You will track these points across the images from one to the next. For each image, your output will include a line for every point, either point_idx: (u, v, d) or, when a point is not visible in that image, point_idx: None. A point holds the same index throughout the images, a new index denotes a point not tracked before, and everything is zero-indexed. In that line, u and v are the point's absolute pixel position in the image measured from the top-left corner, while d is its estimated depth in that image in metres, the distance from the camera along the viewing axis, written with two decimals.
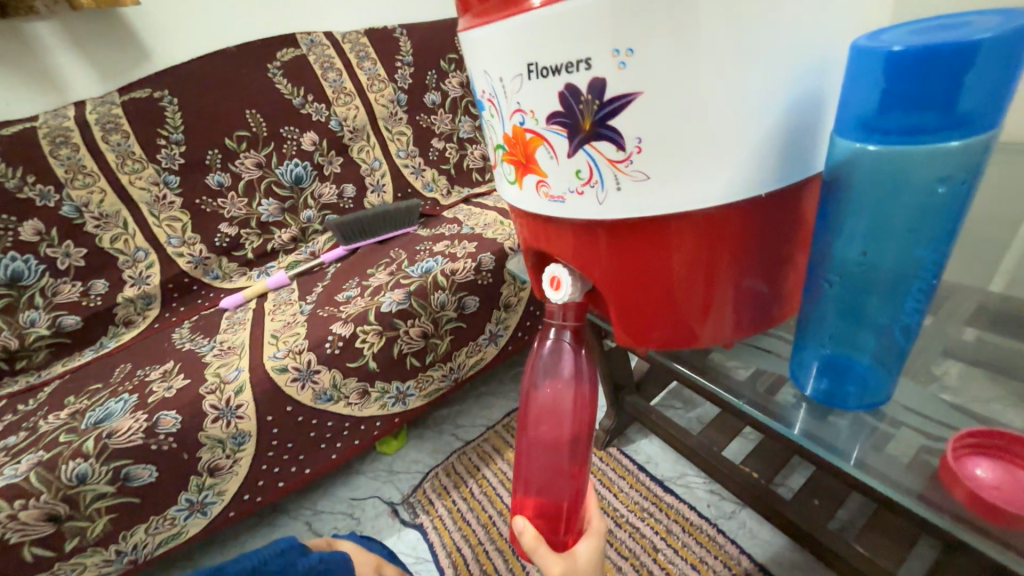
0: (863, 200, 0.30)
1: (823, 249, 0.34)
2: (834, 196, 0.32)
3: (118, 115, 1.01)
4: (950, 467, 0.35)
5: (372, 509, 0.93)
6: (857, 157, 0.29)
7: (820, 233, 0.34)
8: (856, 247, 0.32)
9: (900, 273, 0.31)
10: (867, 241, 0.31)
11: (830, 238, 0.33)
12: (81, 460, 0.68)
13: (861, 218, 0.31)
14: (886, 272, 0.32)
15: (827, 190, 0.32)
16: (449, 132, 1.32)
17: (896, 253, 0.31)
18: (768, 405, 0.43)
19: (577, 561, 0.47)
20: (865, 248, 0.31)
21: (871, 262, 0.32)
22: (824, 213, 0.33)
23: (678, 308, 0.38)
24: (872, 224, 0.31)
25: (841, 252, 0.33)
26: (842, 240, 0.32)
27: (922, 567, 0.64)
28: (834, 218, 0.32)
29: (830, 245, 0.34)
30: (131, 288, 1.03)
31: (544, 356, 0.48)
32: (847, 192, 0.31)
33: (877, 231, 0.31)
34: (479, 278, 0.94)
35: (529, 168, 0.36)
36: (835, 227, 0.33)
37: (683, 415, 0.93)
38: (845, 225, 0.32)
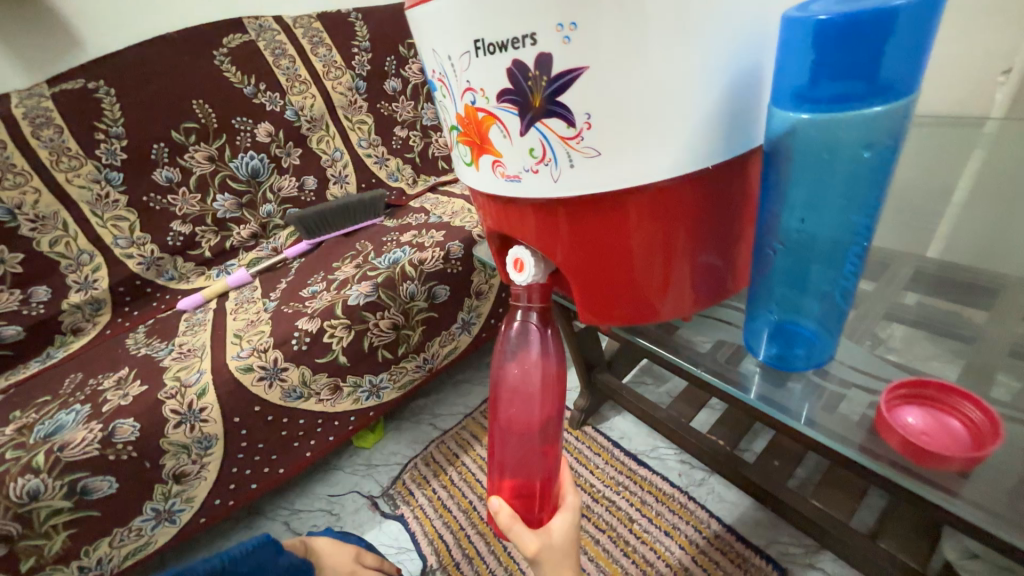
0: (801, 171, 0.32)
1: (768, 221, 0.36)
2: (775, 168, 0.33)
3: (49, 108, 0.94)
4: (883, 417, 0.37)
5: (351, 503, 0.93)
6: (793, 127, 0.30)
7: (765, 205, 0.35)
8: (796, 216, 0.33)
9: (838, 239, 0.33)
10: (806, 211, 0.33)
11: (773, 209, 0.35)
12: (31, 476, 0.64)
13: (800, 188, 0.32)
14: (824, 238, 0.33)
15: (769, 163, 0.33)
16: (412, 120, 1.29)
17: (833, 220, 0.32)
18: (728, 373, 0.44)
19: (553, 538, 0.48)
20: (805, 217, 0.33)
21: (811, 230, 0.33)
22: (768, 186, 0.35)
23: (637, 284, 0.39)
24: (810, 194, 0.32)
25: (784, 222, 0.34)
26: (784, 211, 0.34)
27: (872, 516, 0.69)
28: (777, 189, 0.34)
29: (774, 216, 0.35)
30: (77, 294, 0.97)
31: (512, 338, 0.48)
32: (786, 163, 0.32)
33: (815, 199, 0.32)
34: (448, 266, 0.93)
35: (484, 149, 0.36)
36: (778, 198, 0.34)
37: (653, 390, 0.96)
38: (787, 196, 0.33)
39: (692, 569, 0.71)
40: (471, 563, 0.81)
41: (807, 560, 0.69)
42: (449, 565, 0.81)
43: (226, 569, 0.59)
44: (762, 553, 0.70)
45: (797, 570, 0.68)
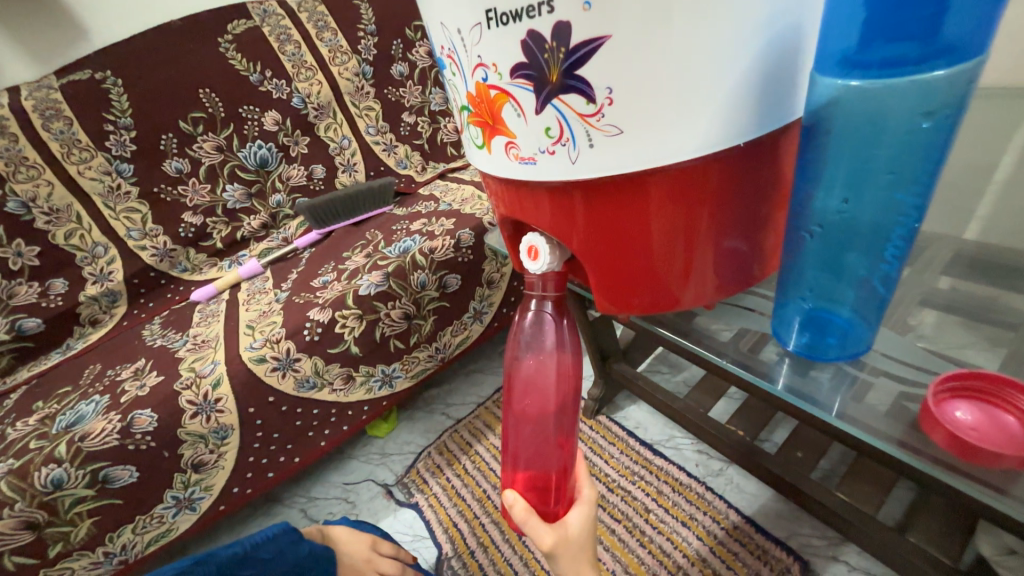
0: (845, 145, 0.29)
1: (803, 202, 0.33)
2: (814, 143, 0.31)
3: (58, 100, 0.93)
4: (929, 410, 0.35)
5: (366, 491, 0.93)
6: (839, 96, 0.28)
7: (800, 184, 0.33)
8: (836, 195, 0.31)
9: (881, 220, 0.31)
10: (848, 189, 0.30)
11: (810, 188, 0.32)
12: (55, 465, 0.66)
13: (842, 164, 0.30)
14: (865, 220, 0.31)
15: (807, 138, 0.31)
16: (420, 105, 1.26)
17: (878, 200, 0.30)
18: (752, 364, 0.42)
19: (570, 532, 0.47)
20: (845, 196, 0.31)
21: (852, 210, 0.31)
22: (804, 163, 0.32)
23: (658, 271, 0.37)
24: (854, 171, 0.30)
25: (820, 203, 0.32)
26: (821, 190, 0.32)
27: (898, 508, 0.67)
28: (814, 167, 0.31)
29: (809, 197, 0.33)
30: (93, 286, 0.98)
31: (527, 329, 0.47)
32: (828, 136, 0.30)
33: (858, 177, 0.30)
34: (459, 255, 0.92)
35: (496, 130, 0.34)
36: (816, 177, 0.32)
37: (669, 378, 0.94)
38: (826, 174, 0.31)
39: (711, 560, 0.70)
40: (486, 552, 0.81)
41: (829, 552, 0.68)
42: (464, 553, 0.81)
43: (249, 553, 0.58)
44: (783, 545, 0.69)
45: (820, 563, 0.67)
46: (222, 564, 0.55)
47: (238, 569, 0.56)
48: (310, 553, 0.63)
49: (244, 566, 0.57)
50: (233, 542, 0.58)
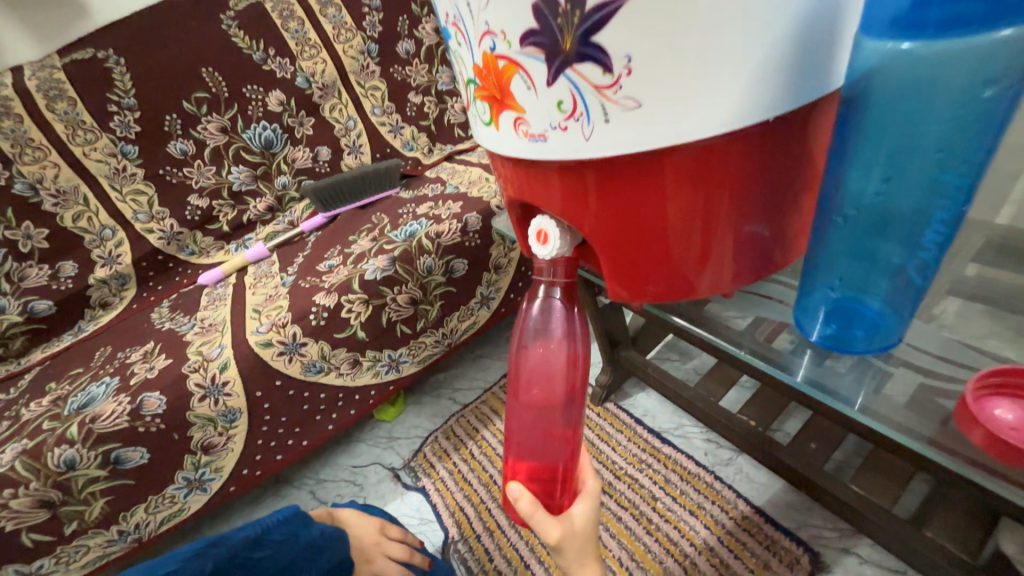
0: (889, 119, 0.27)
1: (837, 183, 0.31)
2: (852, 120, 0.29)
3: (61, 80, 0.92)
4: (970, 408, 0.33)
5: (374, 474, 0.94)
6: (885, 65, 0.26)
7: (834, 164, 0.31)
8: (875, 176, 0.29)
9: (923, 202, 0.29)
10: (889, 169, 0.29)
11: (847, 168, 0.30)
12: (67, 447, 0.66)
13: (883, 142, 0.28)
14: (906, 202, 0.29)
15: (844, 114, 0.29)
16: (427, 85, 1.23)
17: (921, 180, 0.28)
18: (770, 354, 0.41)
19: (574, 523, 0.46)
20: (885, 175, 0.29)
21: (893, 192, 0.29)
22: (840, 141, 0.30)
23: (674, 258, 0.35)
24: (896, 148, 0.28)
25: (856, 185, 0.30)
26: (858, 171, 0.30)
27: (913, 502, 0.66)
28: (849, 145, 0.30)
29: (844, 178, 0.31)
30: (102, 269, 0.98)
31: (534, 317, 0.45)
32: (869, 112, 0.28)
33: (901, 155, 0.28)
34: (466, 239, 0.90)
35: (505, 105, 0.32)
36: (852, 155, 0.30)
37: (679, 366, 0.92)
38: (864, 153, 0.29)
39: (718, 549, 0.69)
40: (492, 536, 0.81)
41: (841, 544, 0.67)
42: (470, 537, 0.82)
43: (263, 535, 0.57)
44: (793, 536, 0.68)
45: (831, 555, 0.66)
46: (237, 546, 0.55)
47: (252, 551, 0.56)
48: (322, 533, 0.62)
49: (258, 549, 0.56)
50: (246, 525, 0.58)
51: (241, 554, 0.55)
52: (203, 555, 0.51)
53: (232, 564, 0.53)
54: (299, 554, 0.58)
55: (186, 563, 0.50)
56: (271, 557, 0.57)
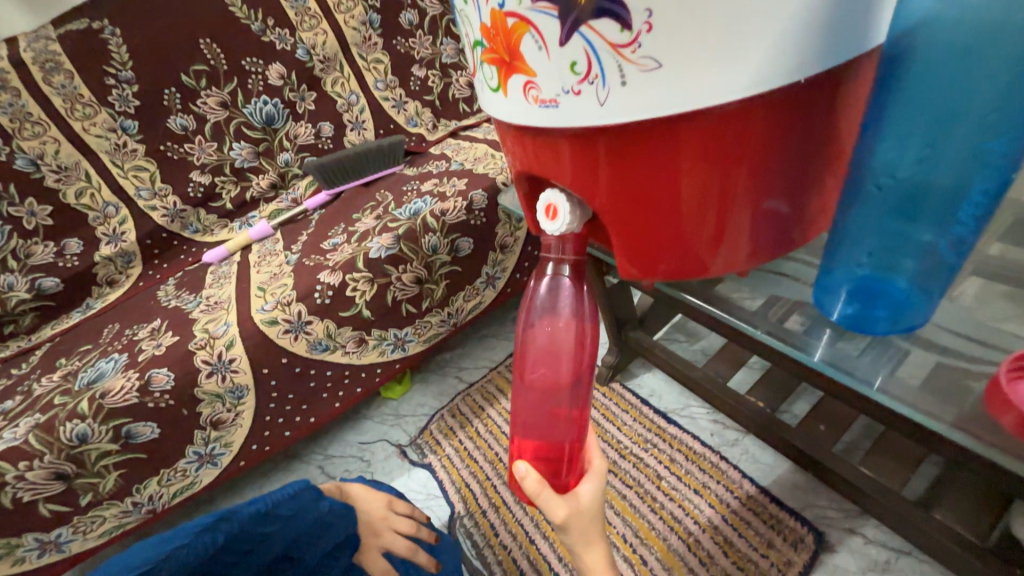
0: (929, 85, 0.27)
1: (871, 153, 0.31)
2: (891, 86, 0.29)
3: (57, 52, 0.90)
4: (1003, 390, 0.31)
5: (381, 451, 0.95)
6: (929, 24, 0.26)
7: (869, 134, 0.31)
8: (912, 145, 0.29)
9: (962, 173, 0.29)
10: (927, 138, 0.28)
11: (884, 136, 0.30)
12: (78, 421, 0.67)
13: (922, 108, 0.28)
14: (944, 171, 0.29)
15: (883, 80, 0.29)
16: (431, 58, 1.19)
17: (962, 149, 0.28)
18: (787, 334, 0.40)
19: (580, 502, 0.46)
20: (924, 144, 0.29)
21: (932, 160, 0.29)
22: (876, 109, 0.30)
23: (688, 234, 0.33)
24: (937, 115, 0.28)
25: (892, 155, 0.30)
26: (895, 140, 0.30)
27: (922, 484, 0.65)
28: (887, 113, 0.30)
29: (879, 149, 0.31)
30: (107, 246, 0.98)
31: (542, 296, 0.44)
32: (909, 76, 0.28)
33: (941, 122, 0.28)
34: (471, 217, 0.88)
35: (514, 68, 0.30)
36: (889, 124, 0.30)
37: (687, 347, 0.91)
38: (901, 121, 0.29)
39: (722, 527, 0.70)
40: (498, 512, 0.82)
41: (846, 524, 0.67)
42: (476, 512, 0.83)
43: (271, 511, 0.55)
44: (798, 516, 0.68)
45: (836, 534, 0.66)
46: (245, 522, 0.52)
47: (259, 527, 0.53)
48: (330, 510, 0.63)
49: (266, 524, 0.54)
50: (254, 499, 0.54)
51: (249, 529, 0.52)
52: (213, 530, 0.48)
53: (238, 540, 0.51)
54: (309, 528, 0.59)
55: (195, 538, 0.47)
56: (280, 532, 0.56)
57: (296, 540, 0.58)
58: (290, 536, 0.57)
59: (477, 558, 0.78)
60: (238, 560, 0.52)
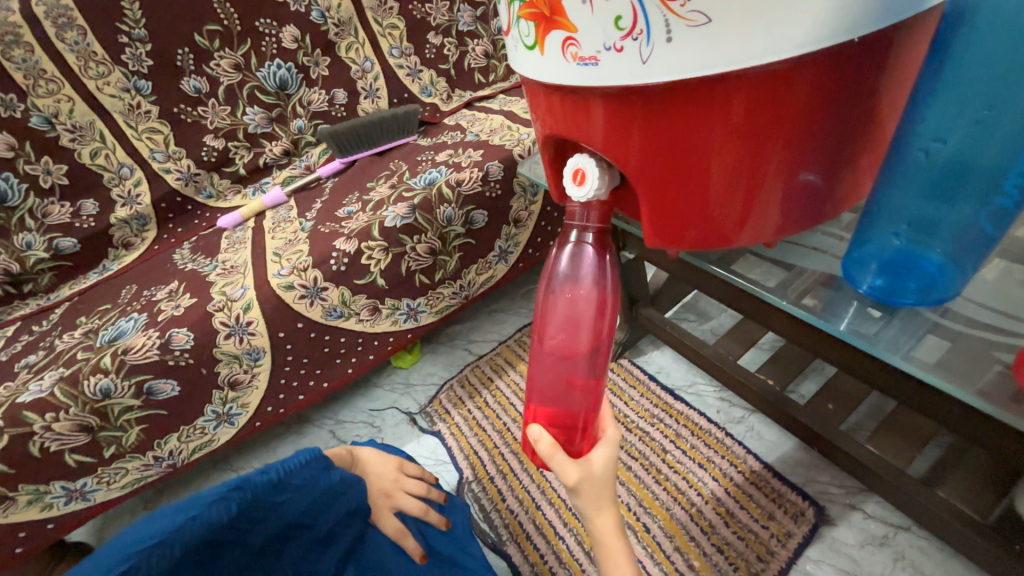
0: (989, 50, 0.27)
1: (917, 123, 0.31)
2: (950, 46, 0.28)
3: (69, 6, 0.88)
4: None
5: (391, 418, 0.98)
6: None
7: (920, 100, 0.31)
8: (970, 108, 0.29)
9: (1018, 141, 0.28)
10: (986, 103, 0.28)
11: (934, 106, 0.30)
12: (102, 376, 0.69)
13: (986, 69, 0.27)
14: (996, 144, 0.29)
15: (941, 40, 0.29)
16: (447, 25, 1.16)
17: (1018, 120, 0.28)
18: (813, 306, 0.41)
19: (593, 468, 0.47)
20: (981, 108, 0.28)
21: (984, 133, 0.29)
22: (929, 73, 0.30)
23: (717, 203, 0.33)
24: (998, 79, 0.27)
25: (946, 120, 0.30)
26: (951, 104, 0.29)
27: (926, 464, 0.67)
28: (942, 75, 0.29)
29: (927, 120, 0.31)
30: (122, 208, 0.98)
31: (564, 265, 0.45)
32: (968, 40, 0.28)
33: (1003, 85, 0.27)
34: (487, 189, 0.88)
35: (554, 23, 0.29)
36: (945, 88, 0.29)
37: (696, 327, 0.92)
38: (959, 83, 0.29)
39: (725, 500, 0.72)
40: (505, 479, 0.85)
41: (847, 501, 0.68)
42: (484, 478, 0.86)
43: (284, 481, 0.54)
44: (799, 490, 0.70)
45: (836, 509, 0.68)
46: (260, 490, 0.51)
47: (272, 496, 0.53)
48: (342, 480, 0.63)
49: (280, 494, 0.54)
50: (267, 468, 0.53)
51: (263, 497, 0.52)
52: (227, 499, 0.47)
53: (253, 507, 0.50)
54: (317, 498, 0.59)
55: (209, 508, 0.46)
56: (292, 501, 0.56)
57: (310, 506, 0.59)
58: (304, 501, 0.58)
59: (485, 521, 0.81)
60: (250, 527, 0.51)
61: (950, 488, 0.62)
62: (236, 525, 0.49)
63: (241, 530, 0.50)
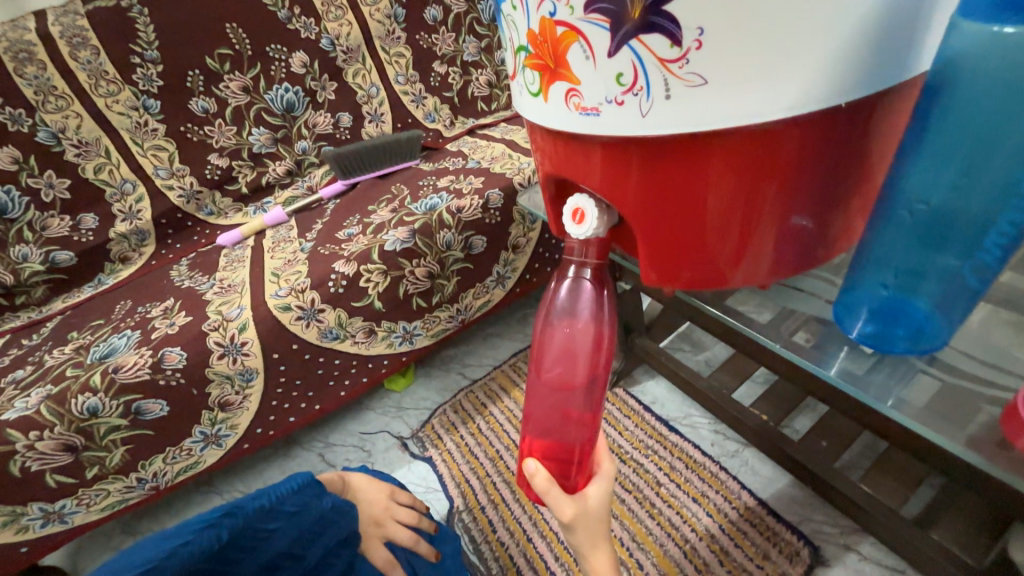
0: (967, 118, 0.29)
1: (903, 180, 0.33)
2: (930, 111, 0.30)
3: (85, 28, 0.90)
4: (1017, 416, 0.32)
5: (382, 442, 0.96)
6: (979, 49, 0.27)
7: (903, 158, 0.32)
8: (950, 170, 0.30)
9: (992, 207, 0.30)
10: (964, 167, 0.30)
11: (917, 166, 0.32)
12: (90, 395, 0.68)
13: (963, 136, 0.29)
14: (976, 204, 0.30)
15: (922, 104, 0.31)
16: (452, 55, 1.20)
17: (996, 183, 0.29)
18: (805, 348, 0.41)
19: (587, 504, 0.46)
20: (960, 172, 0.30)
21: (964, 193, 0.30)
22: (912, 133, 0.32)
23: (711, 247, 0.34)
24: (975, 144, 0.29)
25: (927, 180, 0.31)
26: (932, 164, 0.31)
27: (919, 505, 0.67)
28: (924, 137, 0.31)
29: (911, 177, 0.32)
30: (122, 223, 0.98)
31: (562, 298, 0.45)
32: (947, 107, 0.29)
33: (980, 153, 0.29)
34: (486, 216, 0.89)
35: (558, 74, 0.31)
36: (926, 149, 0.31)
37: (691, 357, 0.92)
38: (940, 146, 0.30)
39: (719, 537, 0.71)
40: (496, 509, 0.83)
41: (843, 541, 0.68)
42: (475, 508, 0.84)
43: (274, 507, 0.54)
44: (795, 529, 0.69)
45: (832, 550, 0.67)
46: (250, 517, 0.51)
47: (263, 523, 0.52)
48: (333, 507, 0.62)
49: (270, 521, 0.53)
50: (258, 494, 0.53)
51: (253, 526, 0.51)
52: (216, 526, 0.46)
53: (241, 537, 0.49)
54: (307, 527, 0.57)
55: (198, 535, 0.44)
56: (283, 530, 0.54)
57: (299, 537, 0.56)
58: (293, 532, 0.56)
59: (474, 553, 0.79)
60: (242, 557, 0.49)
61: (943, 530, 0.61)
62: (225, 556, 0.47)
63: (232, 561, 0.48)
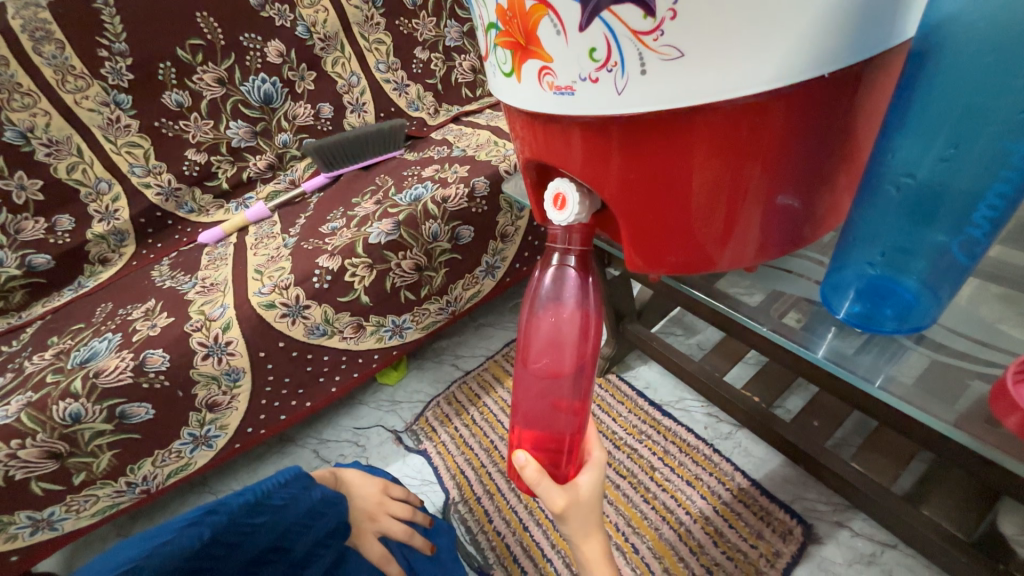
0: (955, 86, 0.27)
1: (889, 154, 0.32)
2: (917, 81, 0.29)
3: (47, 20, 0.86)
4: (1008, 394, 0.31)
5: (376, 437, 0.96)
6: (967, 14, 0.26)
7: (890, 131, 0.31)
8: (937, 143, 0.29)
9: (981, 179, 0.29)
10: (953, 138, 0.29)
11: (903, 139, 0.31)
12: (72, 400, 0.66)
13: (952, 105, 0.28)
14: (964, 176, 0.29)
15: (910, 72, 0.29)
16: (434, 40, 1.17)
17: (985, 154, 0.28)
18: (793, 330, 0.40)
19: (579, 493, 0.46)
20: (949, 143, 0.29)
21: (954, 166, 0.29)
22: (898, 105, 0.31)
23: (695, 229, 0.33)
24: (964, 114, 0.28)
25: (915, 153, 0.30)
26: (920, 137, 0.30)
27: (910, 480, 0.67)
28: (911, 109, 0.30)
29: (899, 151, 0.31)
30: (100, 224, 0.95)
31: (547, 286, 0.44)
32: (936, 76, 0.28)
33: (970, 122, 0.28)
34: (473, 205, 0.87)
35: (529, 52, 0.29)
36: (913, 121, 0.30)
37: (683, 341, 0.92)
38: (928, 117, 0.29)
39: (713, 518, 0.71)
40: (492, 499, 0.83)
41: (835, 518, 0.68)
42: (471, 499, 0.84)
43: (261, 501, 0.53)
44: (787, 508, 0.70)
45: (824, 527, 0.68)
46: (234, 514, 0.50)
47: (250, 518, 0.51)
48: (322, 499, 0.61)
49: (255, 516, 0.51)
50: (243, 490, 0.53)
51: (238, 521, 0.49)
52: (199, 524, 0.46)
53: (226, 533, 0.48)
54: (299, 518, 0.56)
55: (179, 535, 0.44)
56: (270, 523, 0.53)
57: (285, 531, 0.55)
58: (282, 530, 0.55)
59: (471, 544, 0.79)
60: (226, 554, 0.48)
61: (933, 506, 0.62)
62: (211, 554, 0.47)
63: (218, 558, 0.47)
